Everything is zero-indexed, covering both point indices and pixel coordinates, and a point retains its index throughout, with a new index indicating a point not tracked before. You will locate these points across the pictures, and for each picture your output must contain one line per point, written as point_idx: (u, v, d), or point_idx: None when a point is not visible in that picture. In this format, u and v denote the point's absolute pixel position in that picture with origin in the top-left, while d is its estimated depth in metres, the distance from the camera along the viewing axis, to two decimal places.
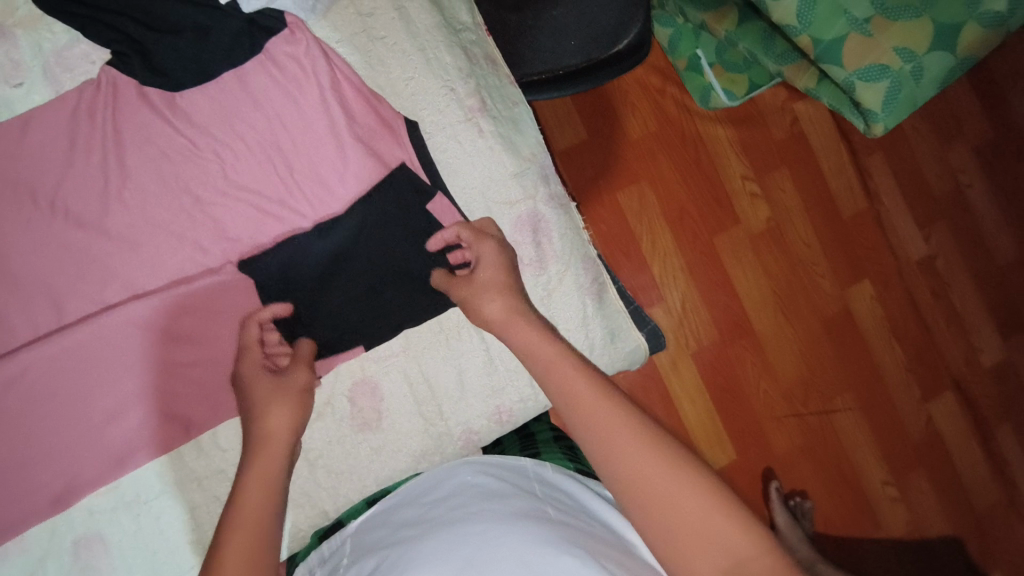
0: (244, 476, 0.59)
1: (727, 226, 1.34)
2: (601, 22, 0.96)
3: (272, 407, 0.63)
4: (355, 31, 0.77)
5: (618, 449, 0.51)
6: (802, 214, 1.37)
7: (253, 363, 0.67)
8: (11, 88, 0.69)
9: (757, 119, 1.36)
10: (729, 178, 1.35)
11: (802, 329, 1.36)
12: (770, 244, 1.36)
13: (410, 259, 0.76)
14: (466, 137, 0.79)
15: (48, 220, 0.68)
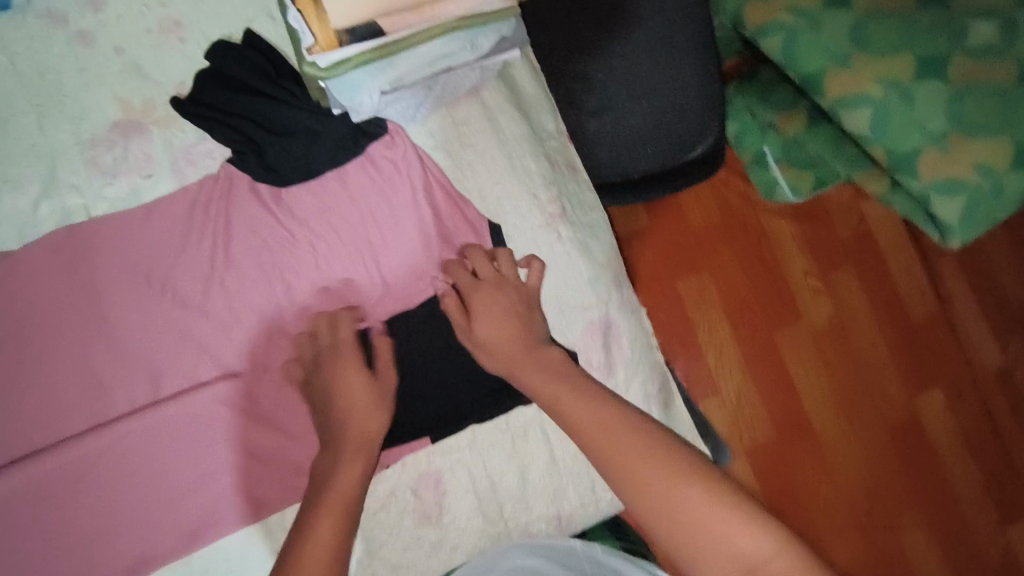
0: (334, 476, 0.64)
1: (788, 323, 1.32)
2: (676, 132, 1.00)
3: (365, 414, 0.66)
4: (449, 137, 0.82)
5: (646, 467, 0.58)
6: (868, 315, 1.34)
7: (349, 356, 0.69)
8: (141, 179, 0.75)
9: (822, 216, 1.35)
10: (792, 274, 1.34)
11: (866, 435, 1.31)
12: (832, 344, 1.33)
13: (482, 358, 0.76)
14: (544, 239, 0.82)
15: (157, 299, 0.73)
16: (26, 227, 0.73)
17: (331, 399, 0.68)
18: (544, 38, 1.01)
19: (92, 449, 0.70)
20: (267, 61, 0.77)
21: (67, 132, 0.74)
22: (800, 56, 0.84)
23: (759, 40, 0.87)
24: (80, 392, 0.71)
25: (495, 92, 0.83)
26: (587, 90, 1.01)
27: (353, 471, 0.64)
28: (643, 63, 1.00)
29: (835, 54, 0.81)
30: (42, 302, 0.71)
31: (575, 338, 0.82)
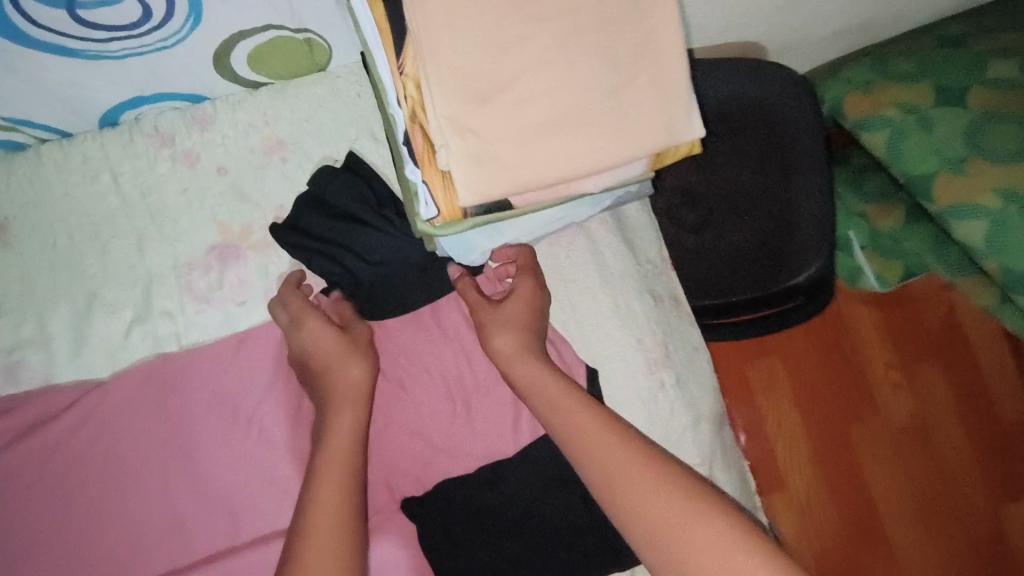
0: (334, 429, 0.62)
1: (864, 417, 1.32)
2: (781, 257, 0.94)
3: (342, 364, 0.64)
4: (550, 273, 0.77)
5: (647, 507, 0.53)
6: (951, 412, 1.33)
7: (305, 310, 0.67)
8: (235, 305, 0.73)
9: (911, 309, 1.34)
10: (873, 368, 1.34)
11: (944, 542, 1.29)
12: (912, 443, 1.32)
13: (576, 523, 0.71)
14: (645, 387, 0.77)
15: (243, 436, 0.70)
16: (117, 354, 0.71)
17: (315, 351, 0.65)
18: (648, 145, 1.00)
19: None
20: (365, 186, 0.74)
21: (165, 255, 0.72)
22: (905, 156, 0.90)
23: (864, 134, 0.93)
24: (161, 535, 0.69)
25: (602, 223, 0.78)
26: (687, 204, 0.99)
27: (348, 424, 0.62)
28: (748, 179, 0.97)
29: (947, 158, 0.87)
30: (133, 436, 0.69)
31: None
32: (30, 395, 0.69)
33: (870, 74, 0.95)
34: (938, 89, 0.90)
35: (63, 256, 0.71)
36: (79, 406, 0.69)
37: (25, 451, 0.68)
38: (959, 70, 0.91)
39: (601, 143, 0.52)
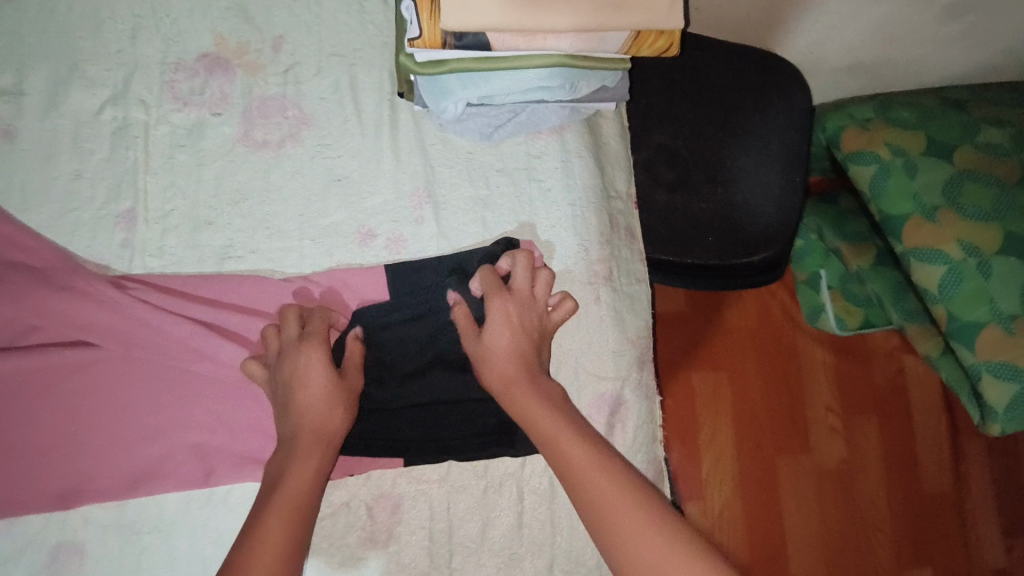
0: (288, 471, 0.60)
1: (795, 452, 1.31)
2: (740, 232, 0.97)
3: (323, 412, 0.63)
4: (518, 166, 0.79)
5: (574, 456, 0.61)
6: (880, 470, 1.32)
7: (306, 345, 0.65)
8: (211, 115, 0.75)
9: (862, 356, 1.35)
10: (813, 405, 1.33)
11: None
12: (835, 487, 1.31)
13: (471, 399, 0.71)
14: (581, 296, 0.77)
15: (190, 233, 0.73)
16: (85, 126, 0.72)
17: (310, 396, 0.63)
18: (646, 100, 1.00)
19: (61, 365, 0.67)
20: (470, 258, 0.74)
21: (156, 50, 0.74)
22: (886, 195, 0.91)
23: (854, 166, 0.94)
24: (58, 306, 0.67)
25: (578, 134, 0.80)
26: (668, 162, 0.98)
27: (307, 467, 0.61)
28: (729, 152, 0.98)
29: (924, 205, 0.89)
30: (84, 209, 0.71)
31: (581, 409, 0.75)
32: None
33: (872, 113, 0.95)
34: (930, 141, 0.92)
35: (59, 24, 0.73)
36: (39, 167, 0.71)
37: None
38: (954, 130, 0.92)
39: (585, 17, 0.56)
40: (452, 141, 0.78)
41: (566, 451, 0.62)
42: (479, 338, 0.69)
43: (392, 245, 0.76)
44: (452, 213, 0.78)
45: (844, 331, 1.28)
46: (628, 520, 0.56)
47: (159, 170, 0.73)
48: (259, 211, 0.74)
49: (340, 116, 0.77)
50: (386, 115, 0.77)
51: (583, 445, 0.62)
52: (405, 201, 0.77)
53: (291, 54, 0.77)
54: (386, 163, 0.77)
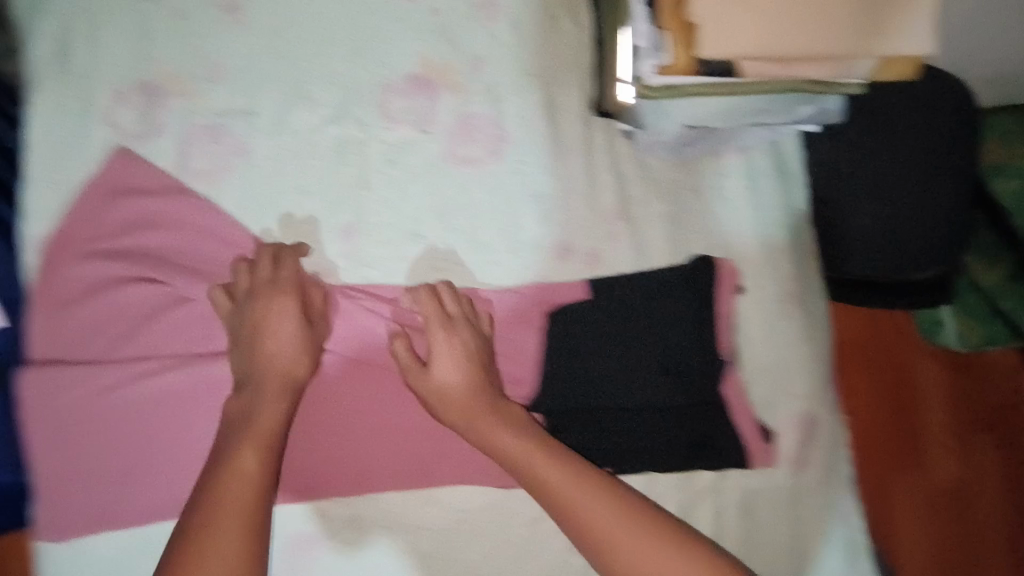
0: (257, 410, 0.66)
1: (906, 469, 1.10)
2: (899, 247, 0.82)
3: (434, 390, 0.71)
4: (707, 185, 0.80)
5: (539, 466, 0.67)
6: (1003, 493, 1.09)
7: (455, 350, 0.71)
8: (420, 133, 0.78)
9: (987, 363, 1.11)
10: (929, 419, 1.10)
11: None
12: (953, 513, 1.09)
13: (670, 411, 0.75)
14: (774, 315, 0.79)
15: (404, 246, 0.77)
16: (309, 144, 0.77)
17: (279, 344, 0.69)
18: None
19: None
20: (667, 274, 0.77)
21: (369, 70, 0.78)
22: None
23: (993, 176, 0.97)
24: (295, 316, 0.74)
25: (766, 152, 0.81)
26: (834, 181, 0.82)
27: (273, 409, 0.66)
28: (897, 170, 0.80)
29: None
30: (309, 223, 0.76)
31: (774, 425, 0.77)
32: (227, 158, 0.76)
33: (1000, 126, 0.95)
34: None
35: (284, 47, 0.77)
36: (268, 183, 0.76)
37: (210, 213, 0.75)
38: None
39: (836, 37, 0.58)
40: (644, 159, 0.80)
41: (552, 480, 0.66)
42: (426, 372, 0.71)
43: (588, 262, 0.79)
44: (646, 230, 0.79)
45: (965, 347, 1.07)
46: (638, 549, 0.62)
47: (376, 186, 0.77)
48: (465, 226, 0.78)
49: (538, 135, 0.79)
50: (583, 134, 0.80)
51: (554, 462, 0.67)
52: (601, 219, 0.79)
53: (492, 73, 0.79)
54: (583, 180, 0.80)
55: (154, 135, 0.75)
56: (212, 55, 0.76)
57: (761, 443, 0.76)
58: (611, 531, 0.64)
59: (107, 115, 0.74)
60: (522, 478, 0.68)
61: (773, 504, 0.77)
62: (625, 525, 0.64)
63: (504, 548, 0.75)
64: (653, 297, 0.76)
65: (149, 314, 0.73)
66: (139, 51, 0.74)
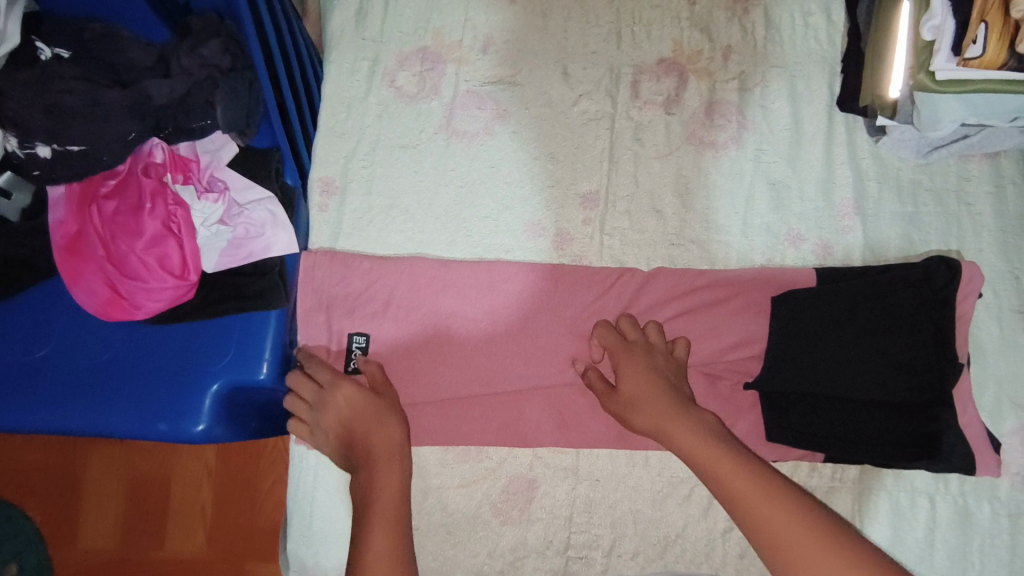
0: (374, 484, 0.66)
1: None
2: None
3: (649, 412, 0.68)
4: (948, 187, 0.80)
5: (691, 445, 0.65)
6: None
7: (634, 364, 0.71)
8: (666, 113, 0.83)
9: None
10: None
11: None
12: None
13: (899, 408, 0.74)
14: (1011, 323, 0.77)
15: (642, 218, 0.81)
16: (563, 114, 0.83)
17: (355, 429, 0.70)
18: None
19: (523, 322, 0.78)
20: (910, 269, 0.76)
21: (625, 53, 0.84)
22: None
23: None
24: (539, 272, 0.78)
25: (1014, 162, 0.80)
26: (1013, 287, 0.78)
27: (390, 477, 0.67)
28: None
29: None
30: (554, 187, 0.82)
31: (1002, 435, 0.76)
32: (488, 122, 0.83)
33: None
34: None
35: (547, 27, 0.85)
36: (523, 148, 0.82)
37: (468, 170, 0.82)
38: None
39: None
40: (886, 157, 0.81)
41: (702, 453, 0.64)
42: (614, 391, 0.72)
43: (819, 250, 0.80)
44: (881, 225, 0.80)
45: None
46: (793, 531, 0.55)
47: (622, 159, 0.82)
48: (703, 204, 0.81)
49: (778, 124, 0.82)
50: (825, 125, 0.82)
51: (707, 438, 0.65)
52: (835, 211, 0.80)
53: (738, 64, 0.83)
54: (819, 169, 0.81)
55: (429, 95, 0.83)
56: (484, 29, 0.85)
57: (991, 451, 0.73)
58: (761, 511, 0.57)
59: (390, 76, 0.83)
60: (713, 485, 0.62)
61: (995, 515, 0.75)
62: (815, 540, 0.54)
63: (716, 516, 0.76)
64: (890, 290, 0.75)
65: (425, 270, 0.78)
66: (422, 23, 0.84)
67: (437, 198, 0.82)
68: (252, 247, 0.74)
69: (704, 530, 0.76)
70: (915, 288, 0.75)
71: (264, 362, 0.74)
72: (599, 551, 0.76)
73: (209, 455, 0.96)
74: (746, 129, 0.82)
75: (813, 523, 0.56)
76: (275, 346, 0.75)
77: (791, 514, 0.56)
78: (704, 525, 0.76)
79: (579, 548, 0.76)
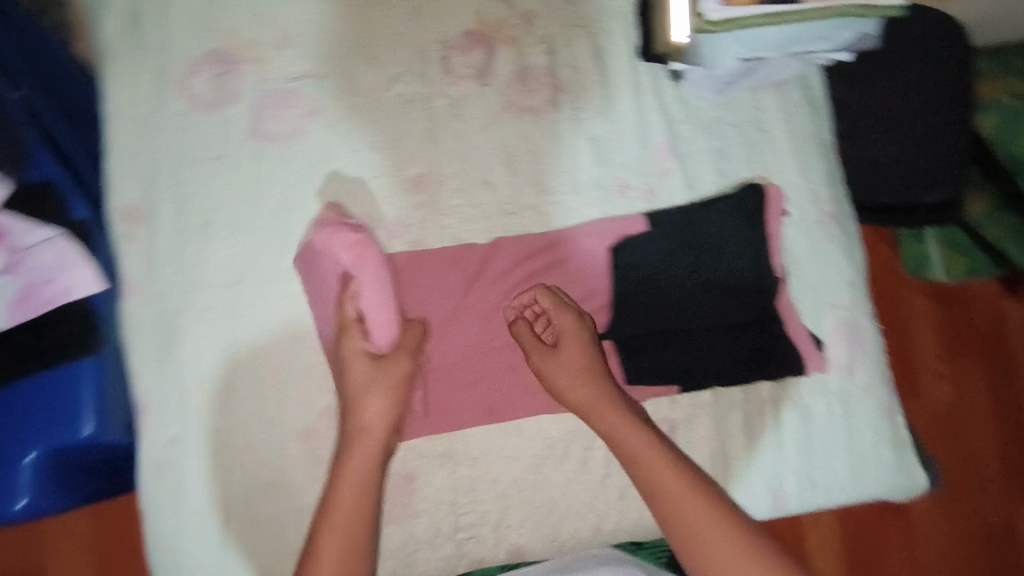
0: (349, 468, 0.69)
1: (909, 397, 1.24)
2: (935, 154, 0.88)
3: (571, 374, 0.74)
4: (747, 119, 0.86)
5: (605, 420, 0.73)
6: (985, 407, 1.26)
7: (571, 330, 0.75)
8: (480, 86, 0.83)
9: (960, 302, 1.27)
10: (920, 352, 1.25)
11: (920, 514, 1.22)
12: (943, 429, 1.24)
13: (734, 329, 0.81)
14: (816, 234, 0.85)
15: (474, 192, 0.81)
16: (377, 101, 0.80)
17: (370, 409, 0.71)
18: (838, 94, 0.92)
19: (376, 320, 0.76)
20: (725, 201, 0.82)
21: (430, 30, 0.83)
22: None
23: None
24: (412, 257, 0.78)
25: (797, 88, 0.88)
26: (812, 201, 0.86)
27: (369, 453, 0.70)
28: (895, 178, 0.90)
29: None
30: (382, 175, 0.80)
31: (825, 335, 0.84)
32: (301, 120, 0.79)
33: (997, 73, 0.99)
34: None
35: (345, 12, 0.81)
36: (342, 141, 0.80)
37: (286, 172, 0.78)
38: None
39: None
40: (689, 99, 0.86)
41: (615, 428, 0.73)
42: (549, 350, 0.76)
43: (645, 196, 0.84)
44: (695, 163, 0.85)
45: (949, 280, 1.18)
46: (677, 489, 0.68)
47: (444, 137, 0.81)
48: (531, 170, 0.82)
49: (589, 81, 0.85)
50: (631, 76, 0.85)
51: (620, 415, 0.73)
52: (653, 156, 0.84)
53: (542, 28, 0.85)
54: (633, 120, 0.85)
55: (228, 99, 0.78)
56: (278, 22, 0.80)
57: (813, 345, 0.82)
58: (657, 474, 0.69)
59: (182, 85, 0.77)
60: (622, 454, 0.72)
61: (830, 407, 0.82)
62: (696, 499, 0.67)
63: (593, 466, 0.79)
64: (710, 223, 0.81)
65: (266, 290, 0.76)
66: (208, 23, 0.78)
67: (257, 207, 0.77)
68: (48, 292, 0.67)
69: (583, 482, 0.78)
70: (732, 217, 0.81)
71: (87, 417, 0.67)
72: (488, 527, 0.77)
73: (83, 529, 0.91)
74: (559, 89, 0.84)
75: (699, 490, 0.68)
76: (98, 396, 0.68)
77: (677, 479, 0.69)
78: (582, 477, 0.78)
79: (468, 528, 0.77)
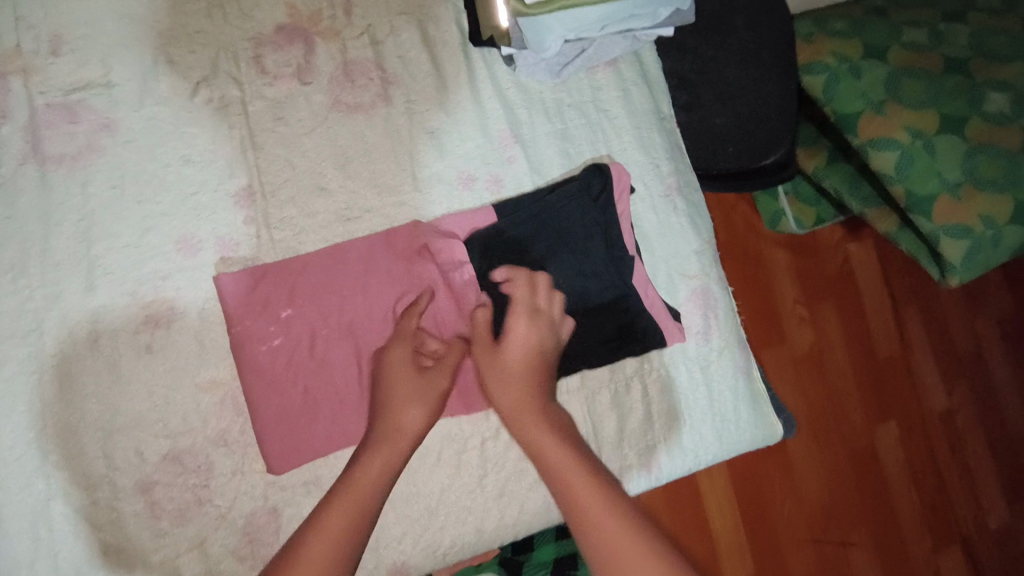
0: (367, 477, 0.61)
1: (776, 344, 1.32)
2: (772, 122, 0.89)
3: (515, 368, 0.67)
4: (585, 99, 0.86)
5: (527, 423, 0.64)
6: (841, 342, 1.37)
7: (535, 325, 0.70)
8: (301, 85, 0.76)
9: (812, 249, 1.36)
10: (783, 300, 1.34)
11: (797, 450, 1.32)
12: (809, 368, 1.34)
13: (594, 311, 0.81)
14: (662, 208, 0.87)
15: (307, 200, 0.75)
16: (183, 110, 0.73)
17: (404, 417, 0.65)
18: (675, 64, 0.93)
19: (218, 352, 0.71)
20: (571, 184, 0.81)
21: (236, 27, 0.75)
22: (839, 99, 0.95)
23: (872, 152, 0.92)
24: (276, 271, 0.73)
25: (630, 65, 0.89)
26: (656, 176, 0.88)
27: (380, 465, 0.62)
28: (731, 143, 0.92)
29: (947, 181, 0.89)
30: (199, 191, 0.72)
31: (680, 305, 0.86)
32: (90, 138, 0.70)
33: (812, 28, 0.99)
34: (867, 46, 0.95)
35: (132, 11, 0.72)
36: (146, 157, 0.71)
37: (82, 199, 0.69)
38: (883, 32, 0.97)
39: None
40: (526, 83, 0.84)
41: (538, 432, 0.63)
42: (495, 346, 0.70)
43: (491, 186, 0.82)
44: (539, 148, 0.84)
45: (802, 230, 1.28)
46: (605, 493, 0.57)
47: (267, 143, 0.75)
48: (368, 170, 0.77)
49: (420, 71, 0.81)
50: (464, 63, 0.82)
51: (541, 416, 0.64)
52: (496, 145, 0.82)
53: (363, 17, 0.80)
54: (472, 109, 0.82)
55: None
56: (49, 28, 0.70)
57: (673, 321, 0.84)
58: (583, 479, 0.58)
59: None
60: (540, 463, 0.61)
61: (691, 374, 0.86)
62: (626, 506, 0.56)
63: (468, 468, 0.77)
64: (559, 208, 0.80)
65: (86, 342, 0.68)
66: None
67: (53, 242, 0.68)
68: None
69: (459, 487, 0.76)
70: (579, 199, 0.81)
71: None
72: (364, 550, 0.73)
73: None
74: (388, 82, 0.79)
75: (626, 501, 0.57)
76: None
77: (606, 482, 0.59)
78: (458, 482, 0.76)
79: None
